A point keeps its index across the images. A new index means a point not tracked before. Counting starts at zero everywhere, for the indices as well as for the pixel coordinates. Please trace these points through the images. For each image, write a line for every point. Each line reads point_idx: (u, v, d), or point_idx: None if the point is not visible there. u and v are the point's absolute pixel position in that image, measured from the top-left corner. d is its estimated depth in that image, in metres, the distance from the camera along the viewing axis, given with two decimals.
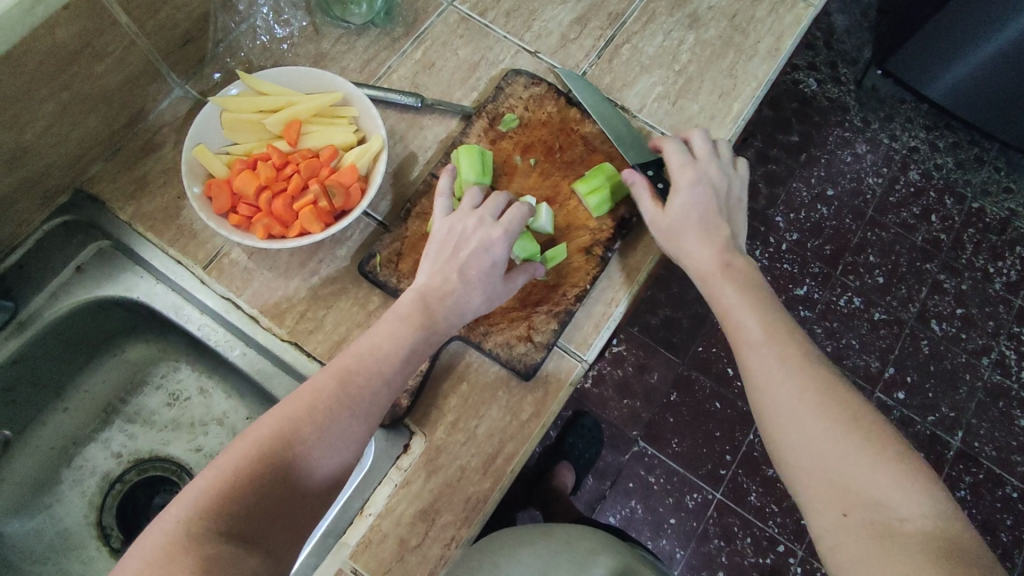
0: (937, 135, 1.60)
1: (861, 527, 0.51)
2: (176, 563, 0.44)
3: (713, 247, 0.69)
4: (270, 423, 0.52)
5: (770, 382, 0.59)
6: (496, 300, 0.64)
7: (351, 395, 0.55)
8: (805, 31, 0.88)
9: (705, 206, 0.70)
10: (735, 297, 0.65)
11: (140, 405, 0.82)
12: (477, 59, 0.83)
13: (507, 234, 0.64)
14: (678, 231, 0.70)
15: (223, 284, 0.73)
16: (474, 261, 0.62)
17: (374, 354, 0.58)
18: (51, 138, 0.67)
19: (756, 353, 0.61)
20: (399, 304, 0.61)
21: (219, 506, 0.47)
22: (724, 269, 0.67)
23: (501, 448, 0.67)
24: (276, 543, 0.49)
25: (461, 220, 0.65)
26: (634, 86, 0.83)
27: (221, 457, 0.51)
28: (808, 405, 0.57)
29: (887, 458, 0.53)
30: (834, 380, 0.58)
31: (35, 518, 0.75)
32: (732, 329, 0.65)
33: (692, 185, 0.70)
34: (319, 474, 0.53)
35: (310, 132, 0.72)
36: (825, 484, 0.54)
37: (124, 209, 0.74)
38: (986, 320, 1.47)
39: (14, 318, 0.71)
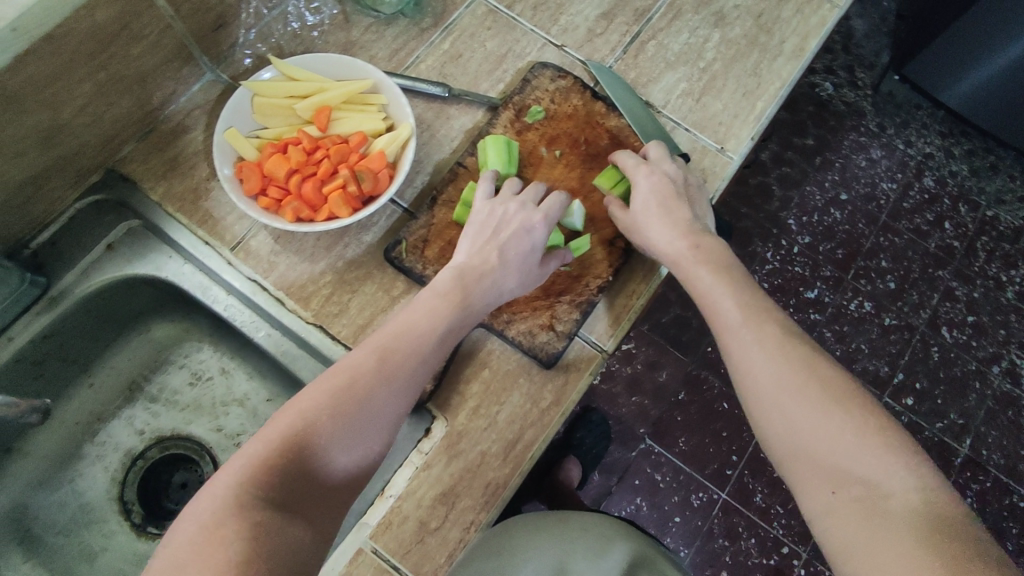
0: (953, 142, 1.59)
1: (850, 506, 0.52)
2: (224, 527, 0.44)
3: (680, 229, 0.69)
4: (313, 395, 0.53)
5: (752, 365, 0.60)
6: (530, 284, 0.68)
7: (390, 370, 0.56)
8: (829, 32, 0.88)
9: (664, 191, 0.71)
10: (708, 279, 0.66)
11: (163, 383, 0.83)
12: (505, 51, 0.84)
13: (546, 221, 0.68)
14: (644, 222, 0.70)
15: (250, 266, 0.74)
16: (515, 244, 0.66)
17: (417, 331, 0.59)
18: (87, 117, 0.69)
19: (736, 336, 0.62)
20: (438, 281, 0.63)
21: (265, 475, 0.48)
22: (692, 252, 0.68)
23: (521, 435, 0.68)
24: (319, 515, 0.50)
25: (501, 204, 0.68)
26: (659, 82, 0.84)
27: (266, 428, 0.51)
28: (791, 387, 0.57)
29: (872, 436, 0.54)
30: (814, 358, 0.59)
31: (59, 491, 0.77)
32: (710, 315, 0.65)
33: (649, 182, 0.71)
34: (361, 447, 0.54)
35: (340, 118, 0.73)
36: (814, 465, 0.55)
37: (155, 189, 0.76)
38: (997, 329, 1.47)
39: (46, 293, 0.72)
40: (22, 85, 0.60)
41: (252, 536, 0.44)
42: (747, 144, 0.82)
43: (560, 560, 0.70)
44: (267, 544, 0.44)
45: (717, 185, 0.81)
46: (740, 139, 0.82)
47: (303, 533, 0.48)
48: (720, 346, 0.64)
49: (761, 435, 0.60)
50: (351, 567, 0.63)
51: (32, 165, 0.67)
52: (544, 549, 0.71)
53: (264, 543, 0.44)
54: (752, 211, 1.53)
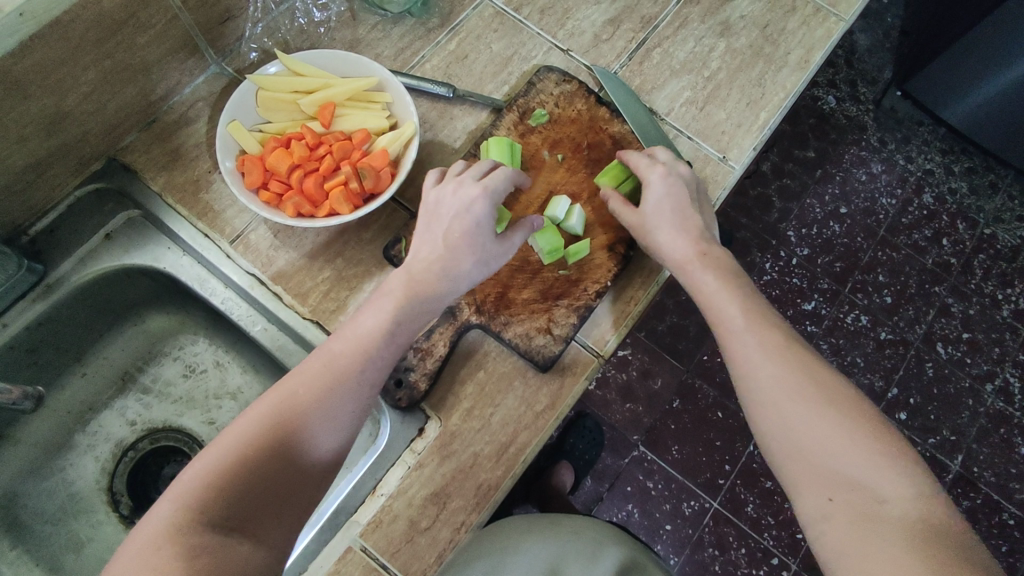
0: (953, 159, 1.60)
1: (846, 512, 0.52)
2: (159, 551, 0.46)
3: (690, 234, 0.68)
4: (260, 409, 0.54)
5: (754, 367, 0.60)
6: (491, 263, 0.64)
7: (334, 378, 0.57)
8: (835, 45, 0.89)
9: (677, 195, 0.69)
10: (713, 280, 0.65)
11: (156, 374, 0.83)
12: (511, 54, 0.84)
13: (487, 192, 0.64)
14: (653, 224, 0.69)
15: (249, 259, 0.74)
16: (457, 225, 0.63)
17: (361, 337, 0.59)
18: (90, 105, 0.69)
19: (739, 338, 0.62)
20: (388, 283, 0.62)
21: (209, 494, 0.49)
22: (700, 258, 0.67)
23: (514, 438, 0.68)
24: (268, 530, 0.51)
25: (442, 188, 0.65)
26: (663, 90, 0.84)
27: (211, 446, 0.53)
28: (792, 391, 0.57)
29: (870, 442, 0.54)
30: (815, 363, 0.59)
31: (47, 480, 0.77)
32: (713, 317, 0.65)
33: (665, 184, 0.69)
34: (306, 465, 0.55)
35: (344, 115, 0.73)
36: (813, 470, 0.55)
37: (156, 179, 0.75)
38: (991, 347, 1.47)
39: (43, 280, 0.72)
40: (27, 70, 0.60)
41: (190, 556, 0.46)
42: (749, 154, 0.82)
43: (553, 561, 0.70)
44: (203, 563, 0.46)
45: (717, 194, 0.81)
46: (743, 149, 0.82)
47: (251, 550, 0.49)
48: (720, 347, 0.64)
49: (758, 438, 0.60)
50: (340, 564, 0.63)
51: (34, 152, 0.67)
52: (538, 552, 0.70)
53: (200, 564, 0.46)
54: (751, 222, 1.54)
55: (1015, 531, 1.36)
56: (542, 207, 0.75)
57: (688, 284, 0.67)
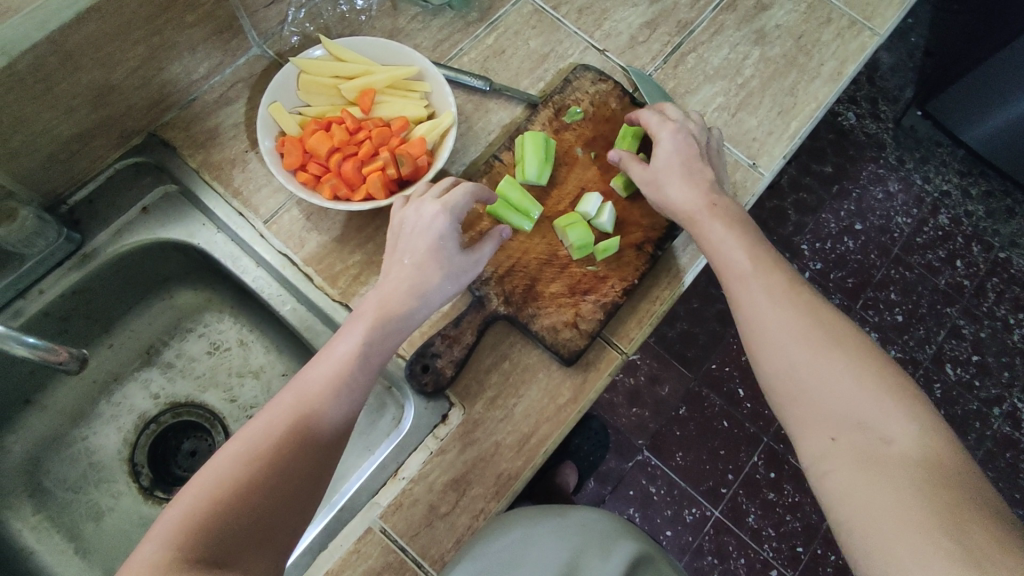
0: (971, 182, 1.60)
1: (848, 452, 0.53)
2: None
3: (700, 187, 0.70)
4: (234, 445, 0.52)
5: (760, 313, 0.61)
6: (461, 275, 0.65)
7: (308, 402, 0.56)
8: (868, 59, 0.89)
9: (688, 150, 0.71)
10: (722, 232, 0.67)
11: (181, 349, 0.83)
12: (548, 51, 0.85)
13: (448, 208, 0.64)
14: (665, 178, 0.71)
15: (281, 240, 0.74)
16: (422, 241, 0.63)
17: (336, 360, 0.58)
18: (136, 80, 0.70)
19: (746, 285, 0.63)
20: (360, 308, 0.62)
21: (190, 534, 0.47)
22: (710, 209, 0.68)
23: (536, 429, 0.69)
24: (256, 562, 0.48)
25: (405, 210, 0.65)
26: (696, 94, 0.85)
27: (184, 490, 0.50)
28: (795, 335, 0.59)
29: (878, 386, 0.55)
30: (822, 308, 0.60)
31: (71, 447, 0.78)
32: (722, 268, 0.66)
33: (675, 140, 0.71)
34: (292, 486, 0.52)
35: (384, 102, 0.74)
36: (816, 412, 0.56)
37: (194, 156, 0.76)
38: (1001, 371, 1.47)
39: (79, 250, 0.73)
40: (80, 43, 0.61)
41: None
42: (779, 161, 0.83)
43: (570, 560, 0.67)
44: None
45: (746, 200, 0.81)
46: (773, 157, 0.83)
47: None
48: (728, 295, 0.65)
49: (764, 386, 0.61)
50: (359, 545, 0.64)
51: (79, 122, 0.68)
52: (552, 551, 0.67)
53: None
54: (767, 233, 1.54)
55: None
56: (573, 203, 0.77)
57: (698, 234, 0.69)
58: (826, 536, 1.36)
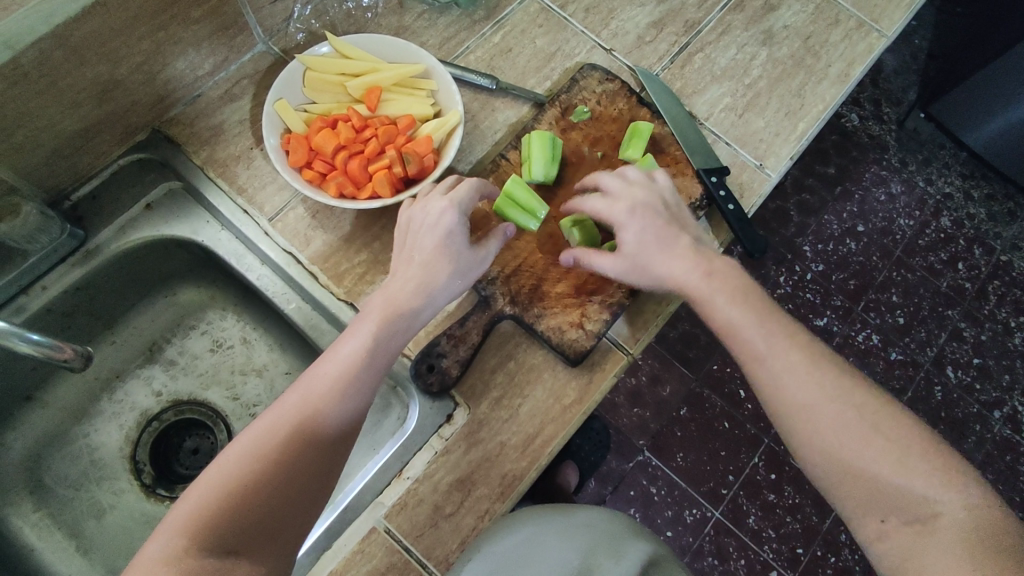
0: (973, 185, 1.60)
1: (902, 534, 0.54)
2: None
3: (687, 258, 0.64)
4: (241, 443, 0.54)
5: (786, 400, 0.58)
6: (469, 272, 0.64)
7: (314, 401, 0.56)
8: (875, 61, 0.89)
9: (653, 222, 0.66)
10: (728, 307, 0.62)
11: (183, 347, 0.83)
12: (554, 50, 0.84)
13: (455, 205, 0.63)
14: (646, 264, 0.65)
15: (286, 238, 0.74)
16: (430, 240, 0.63)
17: (342, 359, 0.58)
18: (141, 75, 0.69)
19: (763, 368, 0.60)
20: (368, 304, 0.62)
21: (197, 532, 0.49)
22: (705, 280, 0.63)
23: (541, 430, 0.68)
24: (260, 558, 0.50)
25: (412, 209, 0.65)
26: (703, 95, 0.85)
27: (193, 486, 0.52)
28: (828, 419, 0.57)
29: (915, 459, 0.55)
30: (844, 381, 0.58)
31: (73, 444, 0.77)
32: (734, 347, 0.62)
33: (635, 220, 0.65)
34: (294, 485, 0.53)
35: (390, 100, 0.74)
36: (862, 493, 0.56)
37: (199, 153, 0.76)
38: (1002, 374, 1.47)
39: (82, 246, 0.73)
40: (85, 38, 0.60)
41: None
42: (786, 163, 0.83)
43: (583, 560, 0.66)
44: None
45: (752, 202, 0.81)
46: (780, 158, 0.83)
47: None
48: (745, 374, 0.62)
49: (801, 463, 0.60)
50: (363, 544, 0.64)
51: (83, 118, 0.68)
52: (560, 551, 0.67)
53: None
54: (769, 234, 1.54)
55: None
56: None
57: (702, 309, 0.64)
58: (826, 538, 1.35)
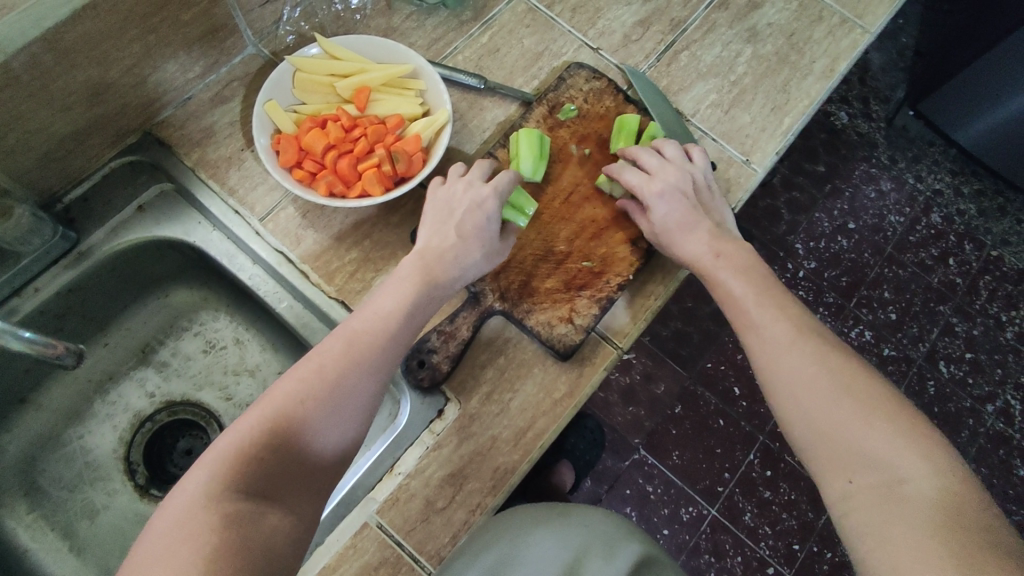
0: (963, 181, 1.62)
1: (864, 493, 0.54)
2: (195, 518, 0.47)
3: (702, 241, 0.70)
4: (285, 386, 0.56)
5: (769, 358, 0.62)
6: (495, 257, 0.69)
7: (358, 353, 0.59)
8: (859, 57, 0.90)
9: (678, 204, 0.71)
10: (731, 279, 0.68)
11: (177, 348, 0.83)
12: (542, 49, 0.85)
13: (496, 192, 0.68)
14: (666, 241, 0.71)
15: (277, 238, 0.75)
16: (469, 219, 0.67)
17: (382, 315, 0.62)
18: (131, 78, 0.70)
19: (753, 331, 0.65)
20: (403, 267, 0.65)
21: (240, 466, 0.51)
22: (716, 262, 0.69)
23: (532, 423, 0.69)
24: (294, 501, 0.53)
25: (450, 187, 0.69)
26: (689, 92, 0.86)
27: (238, 422, 0.54)
28: (805, 377, 0.59)
29: (887, 425, 0.55)
30: (831, 350, 0.61)
31: (66, 446, 0.78)
32: (732, 313, 0.67)
33: (661, 202, 0.71)
34: (334, 434, 0.57)
35: (379, 100, 0.74)
36: (832, 453, 0.57)
37: (190, 155, 0.77)
38: (994, 368, 1.48)
39: (75, 248, 0.73)
40: (76, 41, 0.61)
41: (226, 525, 0.47)
42: (772, 158, 0.84)
43: (569, 561, 0.68)
44: (236, 533, 0.47)
45: (739, 196, 0.82)
46: (766, 153, 0.84)
47: (280, 520, 0.51)
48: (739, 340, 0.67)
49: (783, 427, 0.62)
50: (356, 539, 0.64)
51: (74, 121, 0.68)
52: (550, 549, 0.69)
53: (231, 533, 0.47)
54: (760, 232, 1.55)
55: None
56: (567, 198, 0.77)
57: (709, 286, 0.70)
58: (822, 533, 1.36)
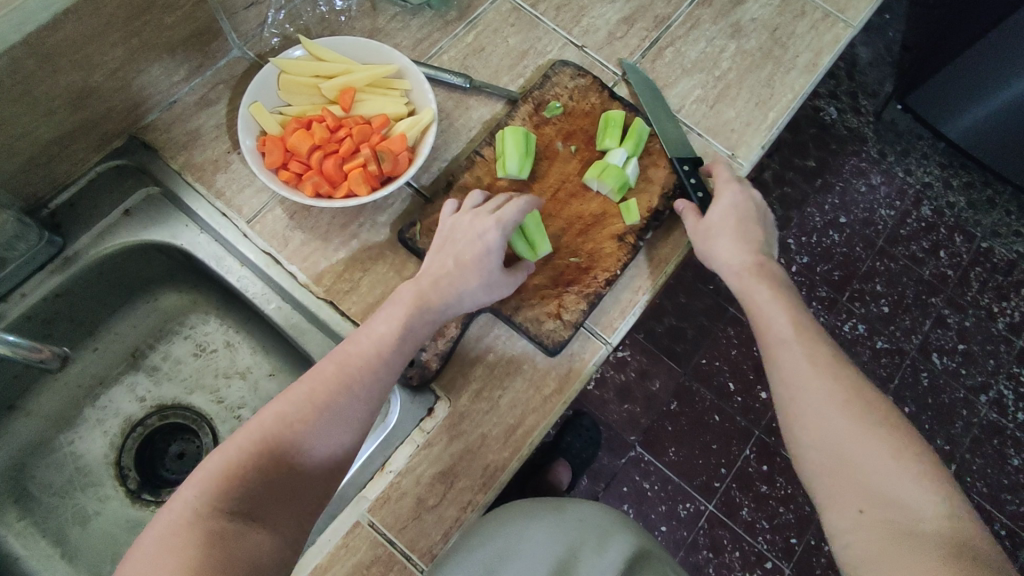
0: (951, 174, 1.63)
1: (875, 524, 0.55)
2: (181, 536, 0.49)
3: (748, 247, 0.72)
4: (277, 407, 0.57)
5: (798, 378, 0.63)
6: (497, 289, 0.67)
7: (349, 375, 0.60)
8: (842, 51, 0.91)
9: (743, 212, 0.73)
10: (766, 294, 0.68)
11: (166, 352, 0.83)
12: (526, 48, 0.86)
13: (500, 225, 0.66)
14: (716, 233, 0.72)
15: (265, 239, 0.75)
16: (469, 249, 0.66)
17: (373, 338, 0.62)
18: (115, 82, 0.70)
19: (786, 348, 0.65)
20: (401, 292, 0.65)
21: (228, 485, 0.53)
22: (757, 269, 0.70)
23: (522, 420, 0.69)
24: (281, 521, 0.54)
25: (460, 217, 0.69)
26: (674, 88, 0.86)
27: (229, 441, 0.56)
28: (834, 403, 0.60)
29: (909, 463, 0.56)
30: (860, 381, 0.62)
31: (56, 452, 0.77)
32: (762, 328, 0.68)
33: (735, 195, 0.74)
34: (323, 454, 0.58)
35: (364, 100, 0.74)
36: (848, 482, 0.58)
37: (176, 158, 0.76)
38: (986, 359, 1.49)
39: (61, 253, 0.73)
40: (58, 44, 0.61)
41: (208, 544, 0.49)
42: (757, 152, 0.84)
43: (563, 553, 0.72)
44: (219, 550, 0.49)
45: None
46: (751, 147, 0.84)
47: (265, 538, 0.52)
48: (766, 356, 0.67)
49: (795, 448, 0.63)
50: (347, 538, 0.64)
51: (59, 125, 0.68)
52: (545, 543, 0.72)
53: (215, 550, 0.49)
54: None
55: (1006, 540, 1.38)
56: (554, 195, 0.77)
57: (739, 293, 0.71)
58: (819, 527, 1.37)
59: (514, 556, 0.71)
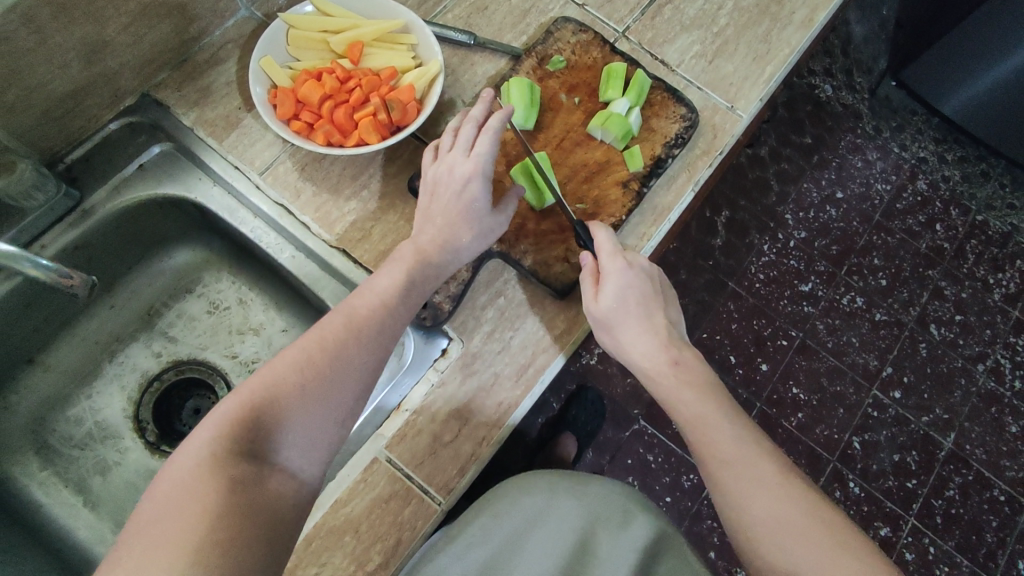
0: (946, 149, 1.65)
1: None
2: (201, 480, 0.49)
3: (656, 340, 0.67)
4: (289, 356, 0.58)
5: (749, 505, 0.60)
6: (490, 233, 0.69)
7: (357, 326, 0.61)
8: (837, 8, 0.93)
9: (639, 293, 0.67)
10: (693, 402, 0.65)
11: (181, 309, 0.85)
12: (528, 7, 0.87)
13: (479, 172, 0.67)
14: (616, 322, 0.67)
15: (278, 190, 0.76)
16: (451, 202, 0.67)
17: (380, 293, 0.64)
18: (128, 37, 0.71)
19: (729, 471, 0.61)
20: (400, 249, 0.67)
21: (241, 429, 0.53)
22: (672, 370, 0.66)
23: (533, 359, 0.71)
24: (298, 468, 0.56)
25: (439, 167, 0.69)
26: (674, 43, 0.88)
27: (240, 389, 0.56)
28: (793, 531, 0.57)
29: None
30: (812, 498, 0.60)
31: (76, 406, 0.79)
32: (702, 448, 0.64)
33: (624, 272, 0.67)
34: (338, 403, 0.59)
35: (372, 54, 0.76)
36: None
37: (188, 115, 0.78)
38: (983, 329, 1.51)
39: (78, 206, 0.74)
40: None
41: (231, 488, 0.49)
42: (755, 105, 0.85)
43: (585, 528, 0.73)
44: (242, 495, 0.49)
45: (725, 140, 0.82)
46: (750, 99, 0.85)
47: (282, 484, 0.53)
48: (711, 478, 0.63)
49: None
50: (365, 474, 0.66)
51: (73, 80, 0.70)
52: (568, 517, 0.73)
53: (240, 494, 0.49)
54: (751, 203, 1.57)
55: (1006, 506, 1.41)
56: (559, 145, 0.79)
57: (665, 399, 0.67)
58: None
59: (542, 529, 0.73)
